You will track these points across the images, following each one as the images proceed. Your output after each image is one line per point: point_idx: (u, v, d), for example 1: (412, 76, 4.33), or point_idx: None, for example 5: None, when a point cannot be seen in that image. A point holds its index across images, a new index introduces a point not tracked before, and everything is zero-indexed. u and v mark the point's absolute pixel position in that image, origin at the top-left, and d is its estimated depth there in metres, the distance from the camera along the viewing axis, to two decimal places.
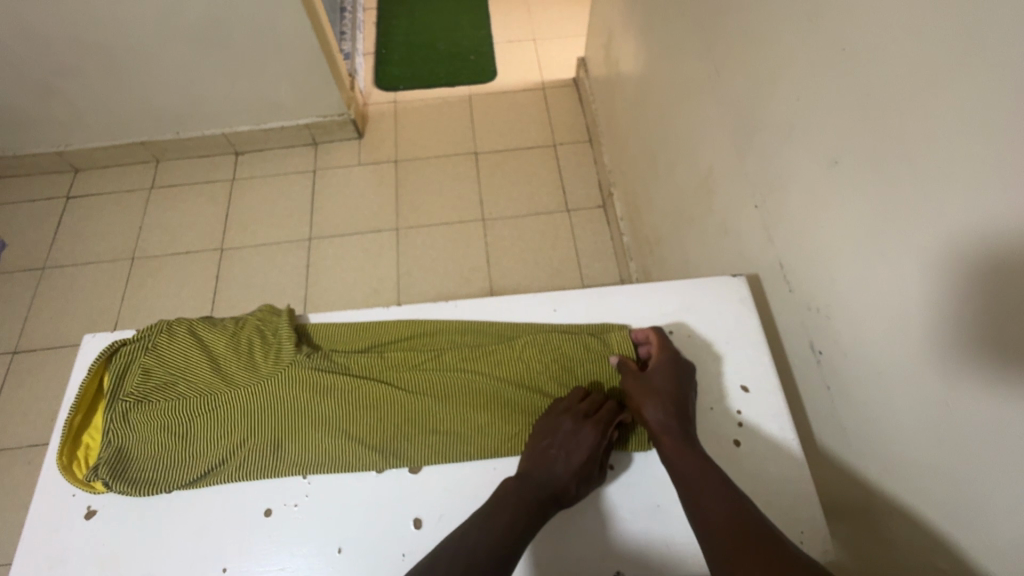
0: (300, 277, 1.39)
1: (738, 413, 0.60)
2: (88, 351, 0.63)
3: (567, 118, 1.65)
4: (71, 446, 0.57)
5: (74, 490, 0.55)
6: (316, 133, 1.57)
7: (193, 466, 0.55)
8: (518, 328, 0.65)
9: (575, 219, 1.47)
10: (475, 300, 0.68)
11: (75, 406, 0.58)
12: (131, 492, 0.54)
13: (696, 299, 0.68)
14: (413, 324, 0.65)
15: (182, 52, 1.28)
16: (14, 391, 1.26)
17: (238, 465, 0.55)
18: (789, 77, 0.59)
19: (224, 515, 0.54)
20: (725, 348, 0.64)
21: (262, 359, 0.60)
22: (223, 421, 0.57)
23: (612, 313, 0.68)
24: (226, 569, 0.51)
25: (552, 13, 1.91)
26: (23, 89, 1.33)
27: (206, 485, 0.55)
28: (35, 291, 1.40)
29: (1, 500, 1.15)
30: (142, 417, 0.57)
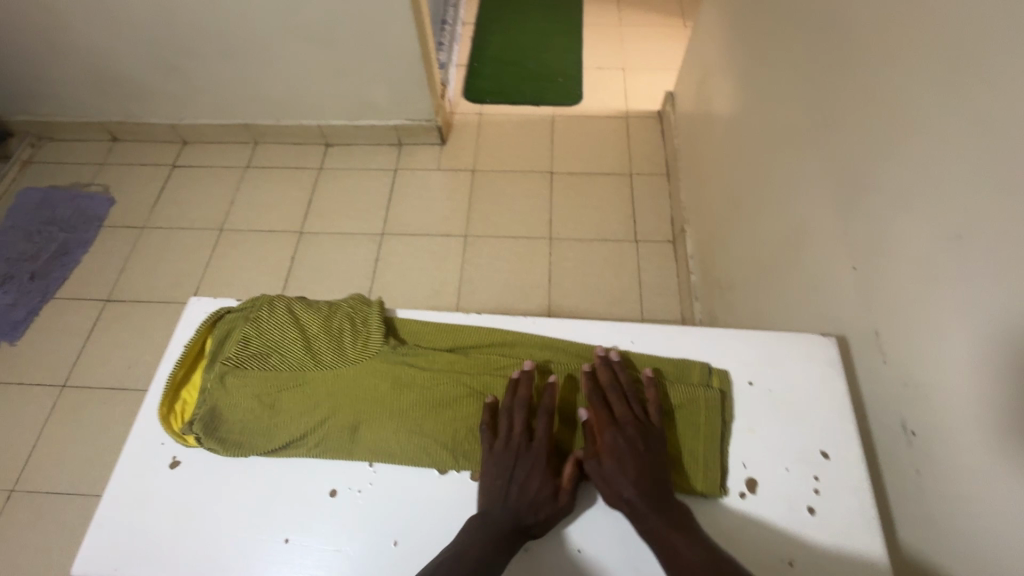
0: (368, 269, 1.45)
1: (814, 479, 0.57)
2: (193, 311, 0.68)
3: (646, 150, 1.65)
4: (171, 399, 0.61)
5: (164, 438, 0.59)
6: (402, 135, 1.64)
7: (276, 436, 0.58)
8: (601, 353, 0.65)
9: (642, 251, 1.46)
10: (557, 320, 0.69)
11: (179, 361, 0.63)
12: (217, 451, 0.58)
13: (781, 353, 0.65)
14: (498, 333, 0.66)
15: (296, 48, 1.37)
16: (102, 335, 1.38)
17: (317, 443, 0.58)
18: (912, 142, 0.57)
19: (293, 488, 0.56)
20: (807, 408, 0.61)
21: (351, 344, 0.63)
22: (308, 397, 0.60)
23: (690, 353, 0.66)
24: (287, 540, 0.53)
25: (645, 45, 1.92)
26: (154, 66, 1.46)
27: (285, 455, 0.58)
28: (133, 246, 1.52)
29: (76, 432, 1.25)
30: (236, 380, 0.60)
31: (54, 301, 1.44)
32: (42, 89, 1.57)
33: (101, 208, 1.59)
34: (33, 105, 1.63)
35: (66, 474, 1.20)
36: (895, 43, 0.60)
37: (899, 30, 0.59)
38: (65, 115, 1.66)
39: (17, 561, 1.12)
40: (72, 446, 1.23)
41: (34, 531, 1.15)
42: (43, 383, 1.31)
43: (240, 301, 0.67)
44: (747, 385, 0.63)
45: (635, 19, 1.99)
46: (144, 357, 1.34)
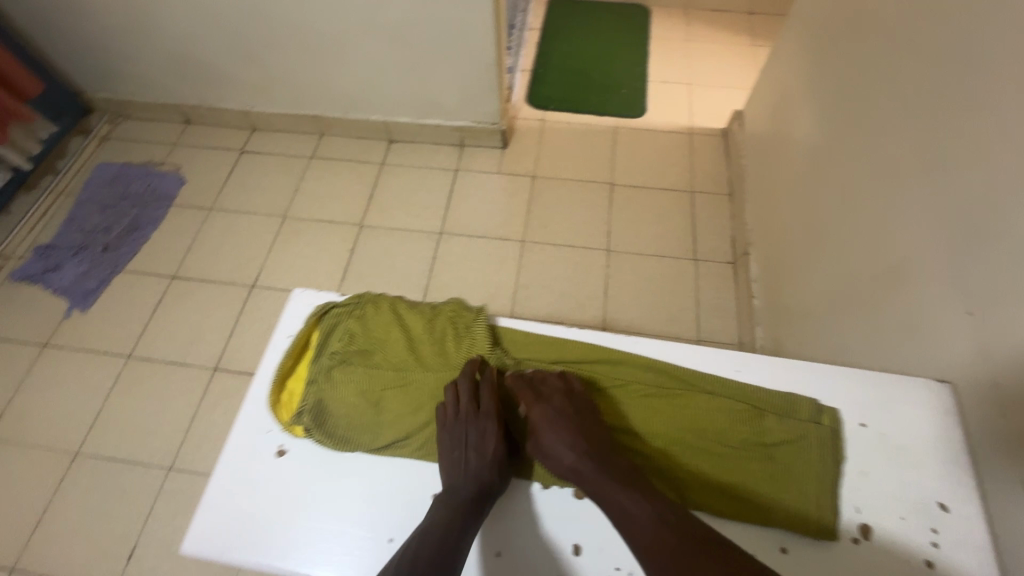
0: (426, 266, 1.46)
1: (933, 532, 0.62)
2: (296, 303, 0.80)
3: (709, 168, 1.62)
4: (279, 388, 0.73)
5: (269, 426, 0.70)
6: (466, 136, 1.65)
7: (383, 434, 0.69)
8: (705, 379, 0.73)
9: (701, 270, 1.44)
10: (660, 343, 0.78)
11: (291, 352, 0.75)
12: (325, 443, 0.69)
13: (896, 404, 0.70)
14: (608, 354, 0.76)
15: (374, 45, 1.40)
16: (167, 311, 1.42)
17: (416, 444, 0.69)
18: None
19: (400, 488, 0.66)
20: (922, 460, 0.66)
21: (449, 353, 0.75)
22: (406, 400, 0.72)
23: (810, 391, 0.72)
24: (391, 540, 0.63)
25: (712, 61, 1.89)
26: (235, 55, 1.51)
27: (387, 453, 0.69)
28: (200, 227, 1.57)
29: (138, 403, 1.29)
30: (341, 378, 0.72)
31: (123, 273, 1.49)
32: (126, 69, 1.63)
33: (171, 187, 1.65)
34: (116, 83, 1.70)
35: (127, 442, 1.25)
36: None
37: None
38: (144, 95, 1.73)
39: (79, 523, 1.16)
40: (133, 416, 1.27)
41: (96, 495, 1.19)
42: (110, 352, 1.37)
43: (344, 299, 0.79)
44: (859, 427, 0.69)
45: (703, 33, 1.97)
46: (207, 336, 1.38)
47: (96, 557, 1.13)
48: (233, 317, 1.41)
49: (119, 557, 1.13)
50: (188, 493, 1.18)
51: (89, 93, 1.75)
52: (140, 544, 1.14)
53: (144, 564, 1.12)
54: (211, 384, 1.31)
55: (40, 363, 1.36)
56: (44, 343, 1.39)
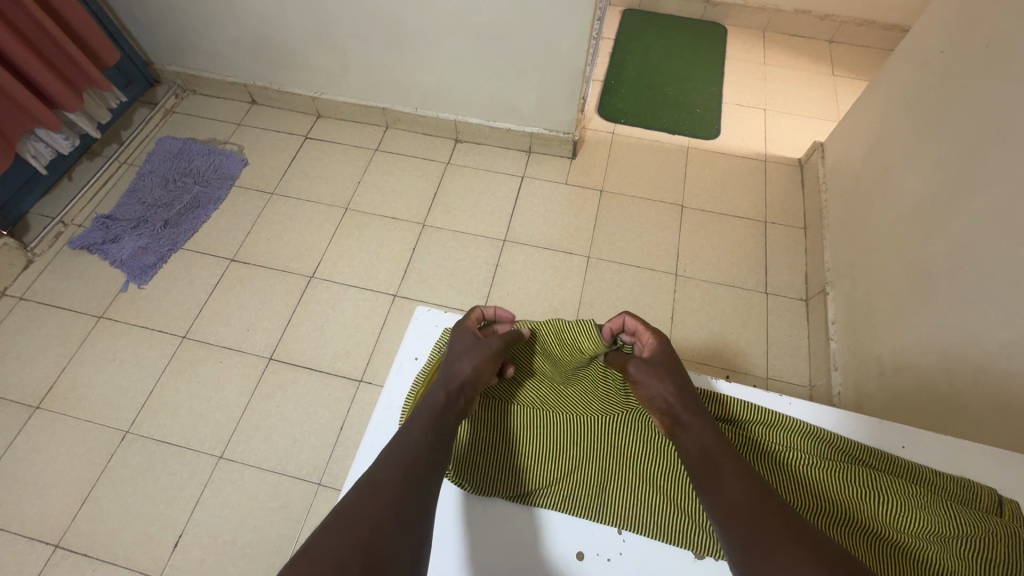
0: (488, 273, 1.43)
1: None
2: (422, 322, 0.77)
3: (784, 198, 1.57)
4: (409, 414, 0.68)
5: None
6: (535, 143, 1.62)
7: (522, 481, 0.65)
8: (872, 455, 0.64)
9: (772, 304, 1.38)
10: (809, 405, 0.71)
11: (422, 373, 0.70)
12: (462, 483, 0.65)
13: None
14: (762, 410, 0.67)
15: (460, 44, 1.37)
16: (224, 294, 1.40)
17: (560, 497, 0.64)
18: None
19: (544, 544, 0.63)
20: None
21: (590, 395, 0.71)
22: (548, 440, 0.67)
23: (968, 474, 0.65)
24: None
25: (789, 86, 1.83)
26: (314, 41, 1.49)
27: (526, 501, 0.64)
28: (262, 211, 1.55)
29: (193, 386, 1.27)
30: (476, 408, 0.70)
31: (182, 251, 1.48)
32: (200, 44, 1.62)
33: (234, 167, 1.62)
34: (187, 57, 1.68)
35: (179, 425, 1.23)
36: None
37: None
38: (213, 72, 1.71)
39: (128, 503, 1.15)
40: (186, 400, 1.26)
41: (145, 477, 1.17)
42: (166, 330, 1.35)
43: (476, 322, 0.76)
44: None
45: (781, 58, 1.91)
46: (263, 324, 1.36)
47: (141, 542, 1.10)
48: (290, 307, 1.38)
49: (164, 544, 1.10)
50: (237, 484, 1.16)
51: (159, 65, 1.74)
52: (186, 533, 1.11)
53: (189, 554, 1.09)
54: (265, 374, 1.28)
55: (95, 335, 1.34)
56: (100, 315, 1.37)
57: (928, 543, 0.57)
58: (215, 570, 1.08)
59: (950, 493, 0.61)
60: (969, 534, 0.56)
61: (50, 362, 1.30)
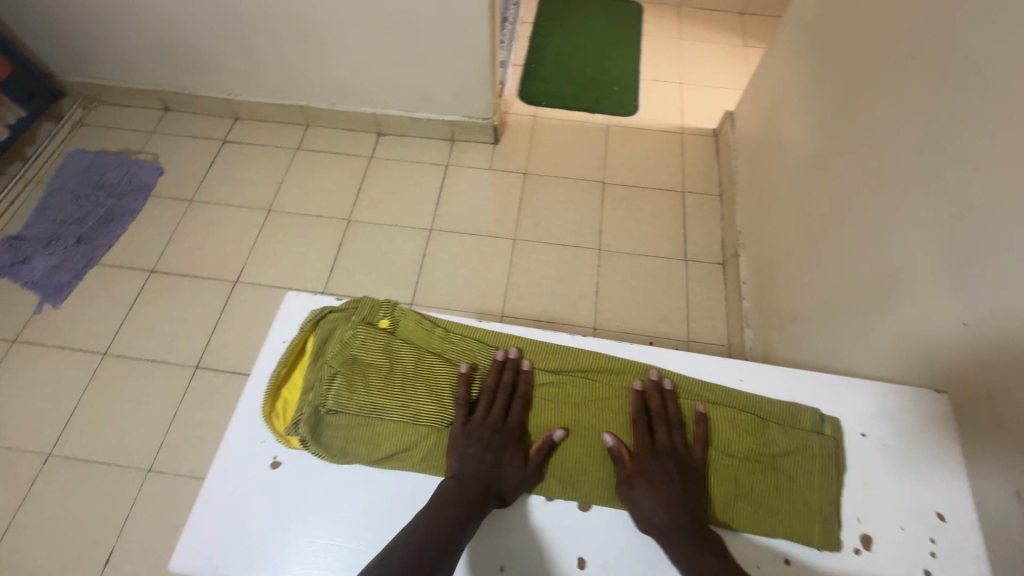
0: (416, 263, 1.44)
1: (931, 542, 0.58)
2: (289, 307, 0.68)
3: (701, 167, 1.62)
4: (273, 397, 0.62)
5: (263, 438, 0.60)
6: (456, 131, 1.63)
7: (381, 451, 0.59)
8: (709, 390, 0.67)
9: (692, 270, 1.43)
10: (661, 348, 0.71)
11: (282, 359, 0.64)
12: (322, 456, 0.58)
13: (897, 412, 0.65)
14: (608, 359, 0.68)
15: (366, 36, 1.36)
16: (147, 306, 1.38)
17: (421, 456, 0.59)
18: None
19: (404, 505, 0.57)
20: (918, 466, 0.62)
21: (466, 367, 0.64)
22: (415, 413, 0.61)
23: (800, 397, 0.68)
24: None
25: (704, 60, 1.89)
26: (219, 41, 1.46)
27: (390, 468, 0.59)
28: (181, 219, 1.52)
29: (118, 402, 1.25)
30: (340, 385, 0.60)
31: (99, 267, 1.44)
32: (101, 51, 1.56)
33: (150, 177, 1.59)
34: (90, 66, 1.62)
35: (105, 443, 1.20)
36: None
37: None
38: (120, 79, 1.66)
39: (54, 525, 1.12)
40: (112, 416, 1.23)
41: (71, 499, 1.15)
42: (86, 348, 1.32)
43: (338, 300, 0.69)
44: (860, 436, 0.65)
45: (695, 32, 1.96)
46: (188, 332, 1.34)
47: (70, 564, 1.08)
48: (215, 313, 1.37)
49: (95, 562, 1.09)
50: (168, 495, 1.15)
51: (62, 76, 1.67)
52: (118, 548, 1.10)
53: (122, 570, 1.08)
54: (192, 383, 1.27)
55: (10, 359, 1.30)
56: (13, 339, 1.33)
57: (752, 471, 0.62)
58: None
59: (776, 418, 0.65)
60: (780, 449, 0.63)
61: None
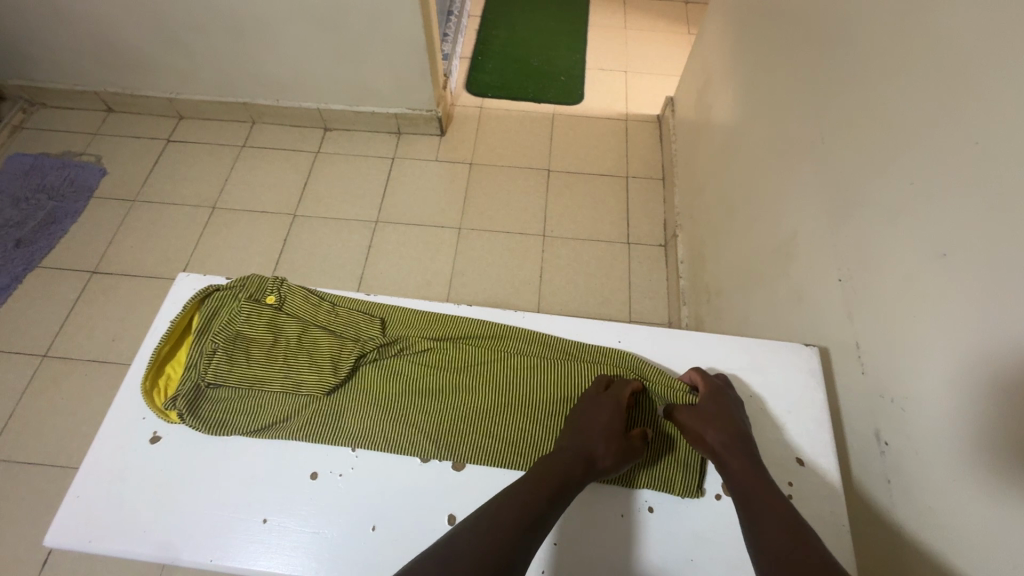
0: (362, 255, 1.45)
1: (789, 485, 0.61)
2: (180, 287, 0.71)
3: (644, 153, 1.65)
4: (155, 374, 0.64)
5: (145, 414, 0.62)
6: (402, 124, 1.63)
7: (258, 420, 0.60)
8: (588, 352, 0.69)
9: (634, 253, 1.46)
10: (548, 315, 0.73)
11: (165, 337, 0.65)
12: (199, 428, 0.60)
13: (770, 367, 0.69)
14: (492, 326, 0.70)
15: (302, 30, 1.36)
16: (88, 307, 1.36)
17: (298, 425, 0.60)
18: (917, 150, 0.56)
19: (280, 471, 0.58)
20: (786, 416, 0.66)
21: (349, 338, 0.66)
22: (292, 382, 0.62)
23: (676, 357, 0.71)
24: (266, 520, 0.56)
25: (649, 48, 1.92)
26: (155, 39, 1.45)
27: (267, 437, 0.60)
28: (123, 219, 1.50)
29: (57, 403, 1.24)
30: (218, 358, 0.62)
31: (38, 269, 1.42)
32: (37, 53, 1.54)
33: (92, 178, 1.57)
34: (27, 69, 1.60)
35: (43, 445, 1.19)
36: (903, 59, 0.60)
37: (911, 41, 0.58)
38: (59, 81, 1.63)
39: None
40: (50, 418, 1.22)
41: (7, 502, 1.13)
42: (24, 351, 1.30)
43: (229, 280, 0.70)
44: None
45: (641, 22, 1.99)
46: (129, 331, 1.33)
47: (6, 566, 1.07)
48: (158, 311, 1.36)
49: (32, 563, 1.08)
50: None
51: None
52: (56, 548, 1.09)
53: (60, 569, 1.07)
54: None
55: None
56: None
57: None
58: None
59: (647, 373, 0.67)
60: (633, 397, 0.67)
61: None
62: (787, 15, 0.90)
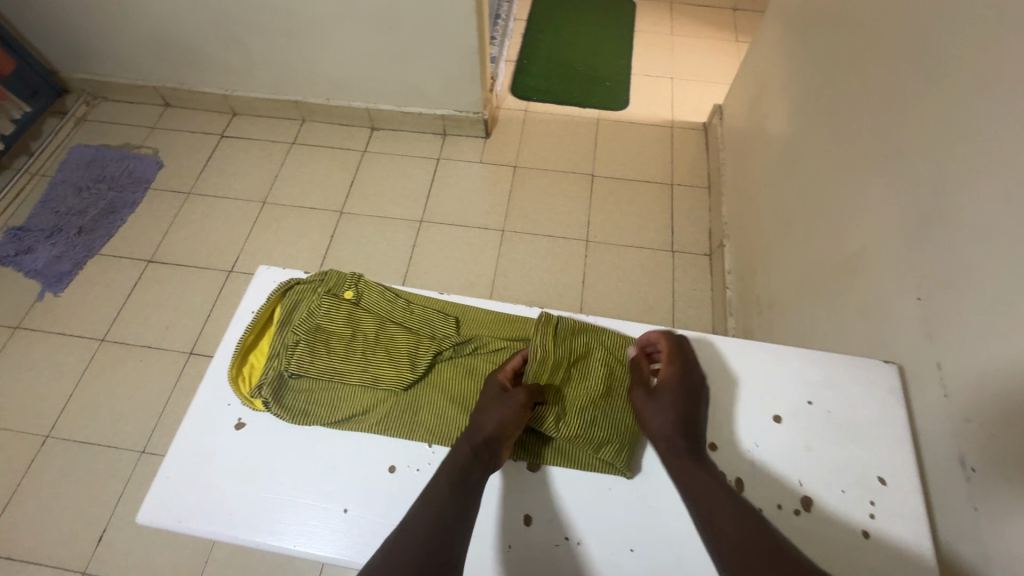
0: (406, 254, 1.47)
1: (871, 504, 0.60)
2: (260, 280, 0.74)
3: (689, 160, 1.63)
4: (239, 362, 0.66)
5: (229, 400, 0.64)
6: (448, 125, 1.65)
7: (339, 412, 0.62)
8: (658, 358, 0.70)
9: (678, 261, 1.45)
10: (615, 321, 0.75)
11: (250, 328, 0.68)
12: (282, 416, 0.62)
13: (846, 383, 0.68)
14: (562, 328, 0.71)
15: (355, 31, 1.39)
16: (144, 295, 1.41)
17: (377, 418, 0.62)
18: (1004, 166, 0.55)
19: (359, 463, 0.60)
20: (865, 433, 0.65)
21: (424, 334, 0.67)
22: (370, 376, 0.63)
23: (749, 367, 0.71)
24: (347, 511, 0.57)
25: (695, 55, 1.90)
26: (213, 38, 1.49)
27: (346, 428, 0.62)
28: (178, 211, 1.56)
29: (114, 386, 1.29)
30: (301, 349, 0.64)
31: (98, 257, 1.48)
32: (103, 49, 1.61)
33: (149, 170, 1.63)
34: (93, 64, 1.67)
35: (100, 427, 1.24)
36: (991, 71, 0.58)
37: (1001, 53, 0.57)
38: (122, 76, 1.70)
39: (48, 505, 1.15)
40: (108, 400, 1.27)
41: (66, 480, 1.18)
42: (84, 335, 1.36)
43: (307, 274, 0.73)
44: (807, 404, 0.67)
45: (687, 28, 1.98)
46: (182, 320, 1.37)
47: (65, 541, 1.12)
48: (210, 302, 1.40)
49: (88, 540, 1.12)
50: None
51: (65, 73, 1.73)
52: (111, 527, 1.13)
53: (114, 547, 1.11)
54: (185, 369, 1.31)
55: (11, 346, 1.34)
56: (16, 325, 1.37)
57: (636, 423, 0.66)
58: (141, 558, 1.10)
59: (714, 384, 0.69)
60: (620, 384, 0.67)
61: None
62: (854, 24, 0.89)
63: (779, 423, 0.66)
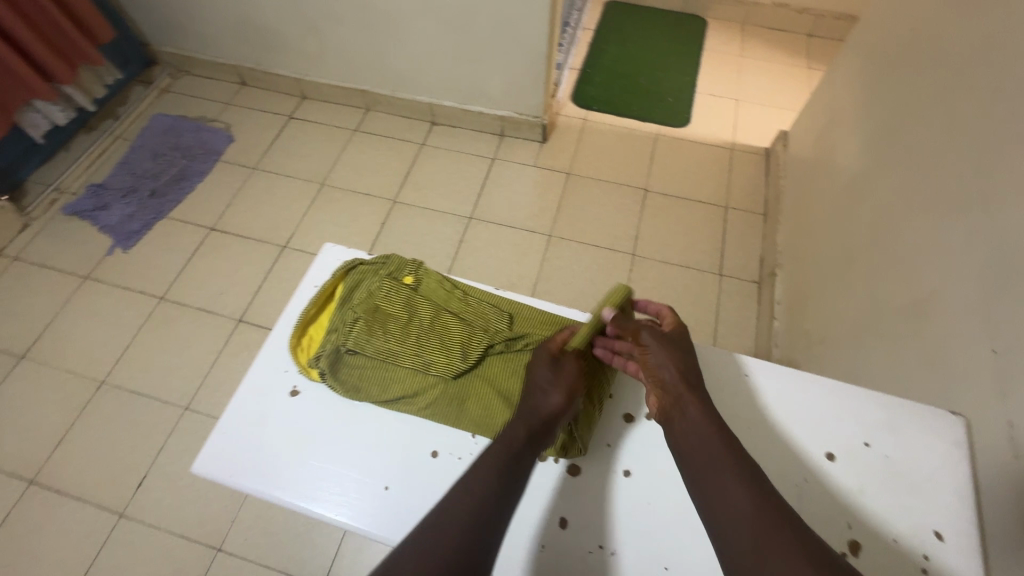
0: (451, 248, 1.49)
1: (924, 557, 0.58)
2: (324, 257, 0.77)
3: (746, 184, 1.60)
4: (300, 333, 0.69)
5: (286, 367, 0.67)
6: (506, 127, 1.67)
7: (391, 391, 0.64)
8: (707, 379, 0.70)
9: (725, 285, 1.42)
10: None
11: (313, 301, 0.71)
12: (336, 389, 0.64)
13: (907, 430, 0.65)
14: None
15: (428, 27, 1.42)
16: (203, 260, 1.48)
17: (425, 402, 0.64)
18: None
19: (404, 444, 0.62)
20: (924, 484, 0.61)
21: (478, 326, 0.69)
22: (423, 361, 0.65)
23: (804, 400, 0.69)
24: (387, 489, 0.59)
25: (764, 78, 1.86)
26: (294, 24, 1.56)
27: (395, 408, 0.64)
28: (242, 184, 1.63)
29: (167, 343, 1.35)
30: (361, 326, 0.66)
31: (165, 220, 1.56)
32: (192, 26, 1.70)
33: (220, 143, 1.71)
34: (181, 39, 1.78)
35: (150, 380, 1.30)
36: None
37: None
38: (205, 53, 1.80)
39: (95, 447, 1.22)
40: (159, 355, 1.34)
41: (114, 425, 1.25)
42: (145, 291, 1.43)
43: (370, 256, 0.75)
44: (863, 446, 0.65)
45: (758, 51, 1.94)
46: (235, 288, 1.44)
47: (106, 484, 1.18)
48: (262, 273, 1.46)
49: (127, 485, 1.18)
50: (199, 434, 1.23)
51: (155, 46, 1.84)
52: (149, 476, 1.19)
53: (150, 495, 1.17)
54: (233, 334, 1.36)
55: (79, 294, 1.43)
56: (85, 276, 1.46)
57: None
58: (173, 509, 1.15)
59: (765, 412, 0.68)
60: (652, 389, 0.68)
61: (38, 315, 1.39)
62: (943, 61, 0.86)
63: (833, 461, 0.64)
